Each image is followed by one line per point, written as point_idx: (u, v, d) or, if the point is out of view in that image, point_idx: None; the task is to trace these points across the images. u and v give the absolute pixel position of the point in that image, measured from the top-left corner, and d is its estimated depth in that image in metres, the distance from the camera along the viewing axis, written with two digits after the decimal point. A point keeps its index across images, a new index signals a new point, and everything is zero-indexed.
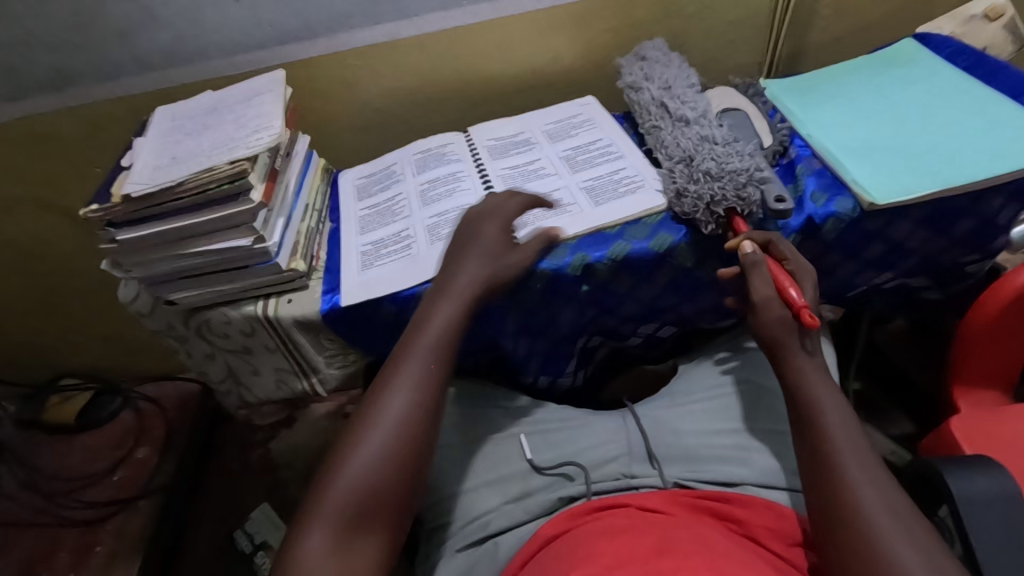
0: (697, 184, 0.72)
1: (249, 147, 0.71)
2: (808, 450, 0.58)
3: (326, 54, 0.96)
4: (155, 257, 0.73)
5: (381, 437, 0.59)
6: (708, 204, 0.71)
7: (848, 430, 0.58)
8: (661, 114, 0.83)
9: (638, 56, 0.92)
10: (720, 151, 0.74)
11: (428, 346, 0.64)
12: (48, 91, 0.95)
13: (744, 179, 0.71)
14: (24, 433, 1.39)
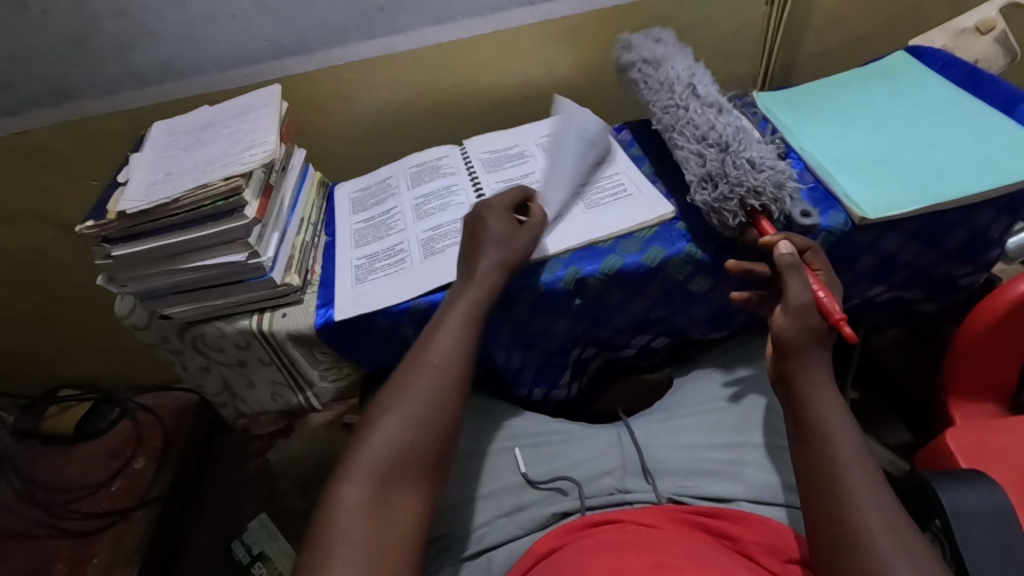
0: (740, 171, 0.70)
1: (243, 163, 0.71)
2: (809, 461, 0.57)
3: (322, 68, 0.97)
4: (151, 272, 0.74)
5: (387, 450, 0.58)
6: (744, 195, 0.69)
7: (850, 441, 0.56)
8: (686, 94, 0.79)
9: (654, 37, 0.89)
10: (751, 146, 0.72)
11: (436, 355, 0.64)
12: (45, 106, 0.96)
13: (779, 179, 0.70)
14: (23, 443, 1.40)
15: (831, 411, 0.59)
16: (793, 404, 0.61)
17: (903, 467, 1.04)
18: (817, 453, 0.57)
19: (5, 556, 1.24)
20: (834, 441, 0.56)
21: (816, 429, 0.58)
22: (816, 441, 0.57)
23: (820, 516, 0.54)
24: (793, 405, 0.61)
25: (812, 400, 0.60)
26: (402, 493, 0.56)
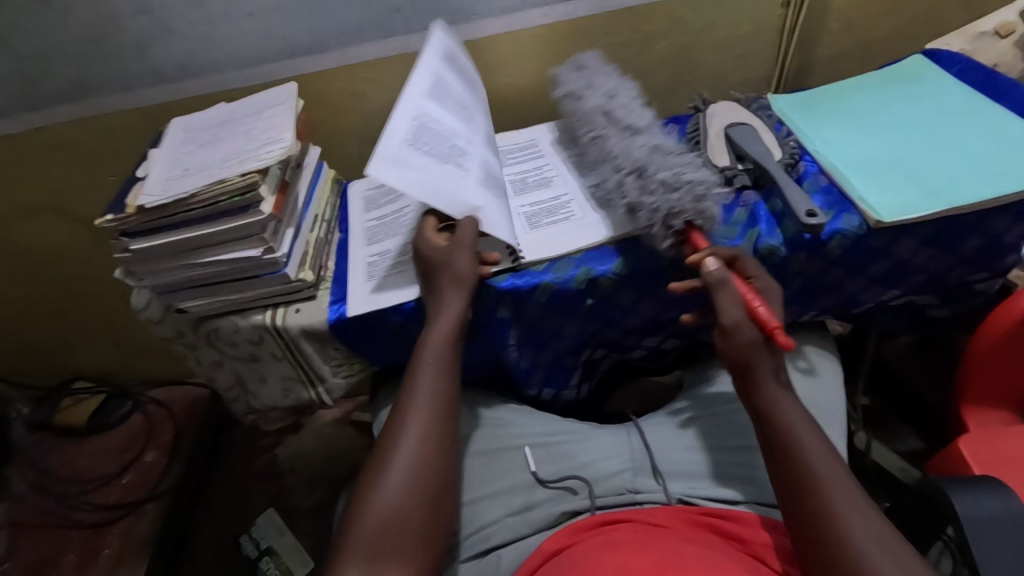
0: (653, 196, 0.70)
1: (260, 160, 0.72)
2: (785, 480, 0.57)
3: (337, 67, 0.97)
4: (167, 266, 0.75)
5: (396, 483, 0.59)
6: (664, 218, 0.70)
7: (823, 455, 0.57)
8: (607, 123, 0.80)
9: (577, 66, 0.89)
10: (670, 160, 0.72)
11: (418, 404, 0.65)
12: (65, 101, 0.98)
13: (699, 194, 0.70)
14: (36, 435, 1.41)
15: (800, 427, 0.59)
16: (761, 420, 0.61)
17: (915, 475, 1.03)
18: (793, 471, 0.57)
19: (18, 545, 1.26)
20: (809, 458, 0.57)
21: (790, 446, 0.58)
22: (790, 460, 0.57)
23: (804, 533, 0.54)
24: (763, 423, 0.61)
25: (781, 418, 0.60)
26: (399, 553, 0.56)
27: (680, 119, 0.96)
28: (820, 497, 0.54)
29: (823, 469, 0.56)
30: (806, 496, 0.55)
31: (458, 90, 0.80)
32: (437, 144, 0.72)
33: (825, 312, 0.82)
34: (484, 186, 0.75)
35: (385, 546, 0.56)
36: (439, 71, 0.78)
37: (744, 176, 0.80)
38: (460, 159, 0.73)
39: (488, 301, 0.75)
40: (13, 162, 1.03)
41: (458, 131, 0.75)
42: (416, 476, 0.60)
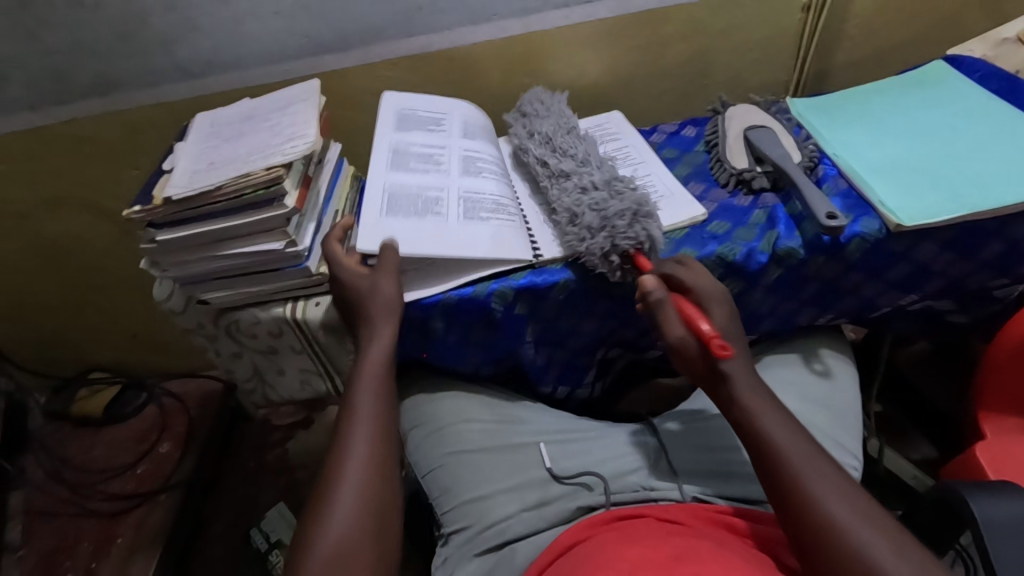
0: (585, 242, 0.72)
1: (284, 155, 0.73)
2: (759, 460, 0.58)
3: (359, 65, 0.99)
4: (191, 258, 0.76)
5: (341, 518, 0.58)
6: (600, 257, 0.72)
7: (785, 428, 0.59)
8: (546, 170, 0.83)
9: (520, 111, 0.94)
10: (600, 195, 0.75)
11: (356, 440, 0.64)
12: (93, 95, 0.99)
13: (624, 216, 0.71)
14: (53, 424, 1.43)
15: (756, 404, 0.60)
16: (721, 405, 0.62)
17: (928, 483, 1.02)
18: (762, 449, 0.58)
19: (34, 533, 1.27)
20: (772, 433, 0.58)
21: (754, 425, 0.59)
22: (754, 438, 0.59)
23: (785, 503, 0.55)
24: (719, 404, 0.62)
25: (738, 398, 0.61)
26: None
27: (698, 121, 0.96)
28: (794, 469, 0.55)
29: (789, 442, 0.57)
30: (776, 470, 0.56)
31: (423, 148, 0.86)
32: (413, 202, 0.78)
33: (842, 315, 0.82)
34: (470, 217, 0.77)
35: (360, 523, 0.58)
36: (399, 142, 0.86)
37: (763, 179, 0.81)
38: (434, 207, 0.78)
39: (507, 298, 0.76)
40: (39, 155, 1.05)
41: (428, 184, 0.81)
42: (378, 458, 0.63)
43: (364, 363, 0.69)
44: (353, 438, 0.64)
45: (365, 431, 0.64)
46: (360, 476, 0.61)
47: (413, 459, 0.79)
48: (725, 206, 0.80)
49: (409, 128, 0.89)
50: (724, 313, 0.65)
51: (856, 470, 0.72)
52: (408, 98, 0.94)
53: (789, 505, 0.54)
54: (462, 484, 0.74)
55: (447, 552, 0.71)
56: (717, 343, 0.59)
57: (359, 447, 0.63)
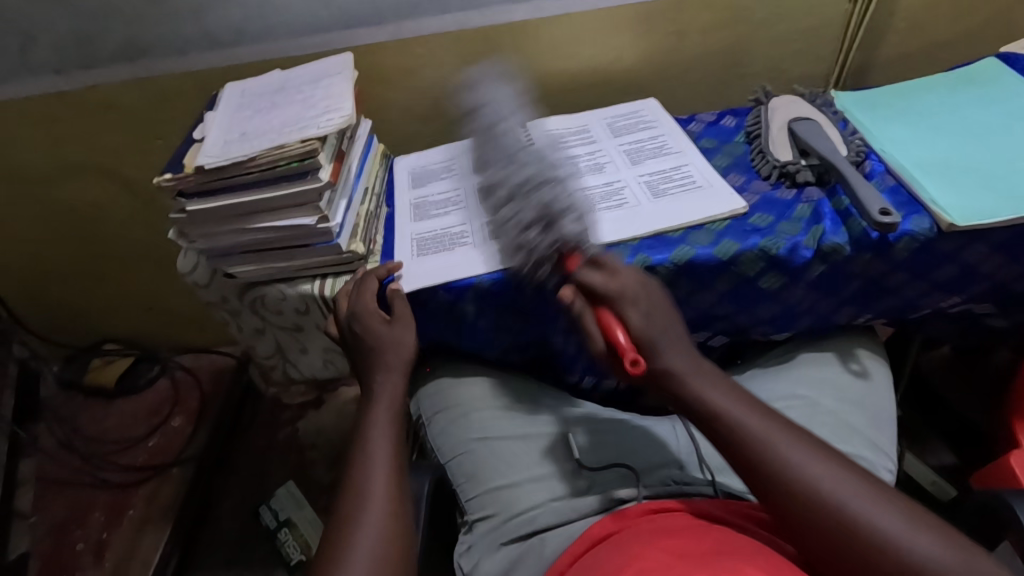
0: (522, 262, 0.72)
1: (319, 127, 0.71)
2: (739, 459, 0.53)
3: (392, 40, 0.96)
4: (221, 230, 0.74)
5: (370, 549, 0.53)
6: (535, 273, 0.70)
7: (754, 416, 0.55)
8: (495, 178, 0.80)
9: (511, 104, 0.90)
10: (523, 200, 0.71)
11: (371, 472, 0.59)
12: (120, 61, 0.97)
13: (540, 223, 0.68)
14: (67, 394, 1.43)
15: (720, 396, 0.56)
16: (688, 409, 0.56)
17: (948, 491, 1.02)
18: (741, 448, 0.53)
19: (45, 500, 1.27)
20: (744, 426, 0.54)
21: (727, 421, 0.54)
22: (726, 433, 0.54)
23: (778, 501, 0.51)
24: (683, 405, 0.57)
25: (702, 394, 0.56)
26: None
27: (738, 112, 0.94)
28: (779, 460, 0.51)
29: (766, 430, 0.53)
30: (762, 466, 0.52)
31: (440, 193, 0.88)
32: (440, 243, 0.80)
33: (879, 315, 0.80)
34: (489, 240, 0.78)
35: (394, 509, 0.56)
36: (416, 195, 0.89)
37: (808, 172, 0.79)
38: (460, 239, 0.80)
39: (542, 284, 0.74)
40: (62, 119, 1.03)
41: (450, 222, 0.83)
42: (398, 452, 0.62)
43: (377, 363, 0.68)
44: (372, 432, 0.62)
45: (383, 426, 0.63)
46: (386, 467, 0.59)
47: (437, 443, 0.79)
48: (767, 199, 0.78)
49: (423, 180, 0.91)
50: (655, 310, 0.61)
51: (891, 472, 0.70)
52: (417, 156, 0.96)
53: (782, 499, 0.50)
54: (488, 471, 0.74)
55: (472, 539, 0.71)
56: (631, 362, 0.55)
57: (380, 439, 0.62)
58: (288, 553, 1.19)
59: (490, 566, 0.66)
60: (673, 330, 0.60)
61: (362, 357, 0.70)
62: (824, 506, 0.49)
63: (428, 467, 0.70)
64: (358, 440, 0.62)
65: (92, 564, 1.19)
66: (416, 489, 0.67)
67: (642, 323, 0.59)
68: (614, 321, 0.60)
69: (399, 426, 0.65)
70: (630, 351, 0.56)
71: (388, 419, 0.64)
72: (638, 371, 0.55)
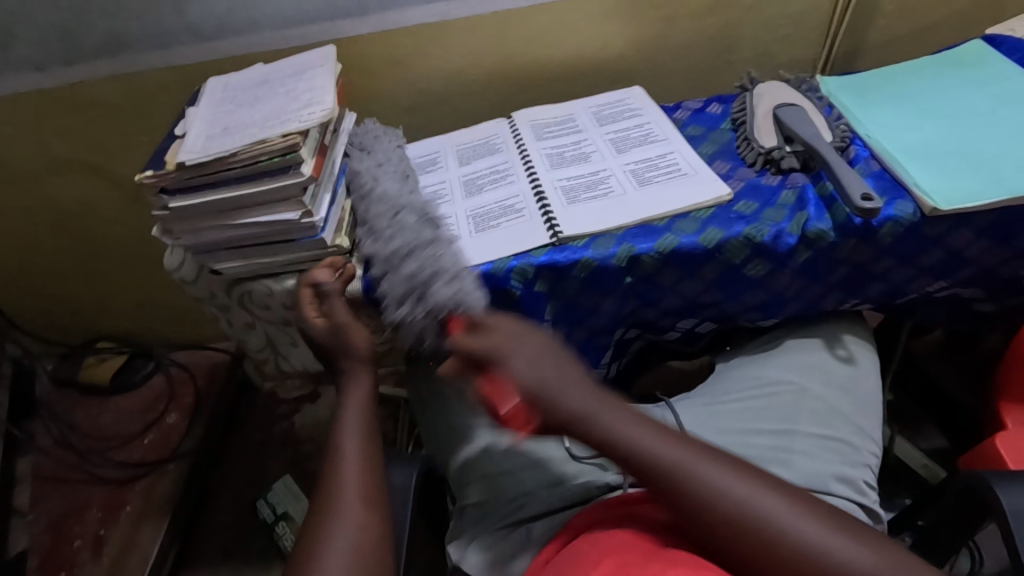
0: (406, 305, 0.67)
1: (301, 122, 0.71)
2: (663, 498, 0.52)
3: (376, 32, 0.96)
4: (205, 226, 0.74)
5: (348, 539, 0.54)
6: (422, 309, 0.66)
7: (678, 445, 0.53)
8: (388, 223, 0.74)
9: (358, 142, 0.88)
10: (395, 271, 0.70)
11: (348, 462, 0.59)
12: (102, 56, 0.96)
13: (410, 296, 0.67)
14: (61, 391, 1.42)
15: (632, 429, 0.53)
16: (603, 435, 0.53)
17: (938, 473, 1.02)
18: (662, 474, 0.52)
19: (42, 498, 1.27)
20: (658, 454, 0.52)
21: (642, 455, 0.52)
22: (649, 468, 0.52)
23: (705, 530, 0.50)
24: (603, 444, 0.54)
25: (610, 427, 0.54)
26: None
27: (724, 98, 0.93)
28: (702, 490, 0.50)
29: (686, 457, 0.52)
30: (689, 500, 0.51)
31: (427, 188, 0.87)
32: None
33: (865, 301, 0.81)
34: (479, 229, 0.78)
35: (371, 509, 0.57)
36: None
37: (792, 159, 0.79)
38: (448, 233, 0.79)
39: (527, 275, 0.74)
40: (47, 115, 1.03)
41: None
42: (369, 442, 0.62)
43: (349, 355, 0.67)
44: (345, 425, 0.62)
45: (354, 420, 0.63)
46: (356, 466, 0.59)
47: (432, 429, 0.79)
48: (752, 185, 0.78)
49: None
50: (538, 358, 0.56)
51: (876, 457, 0.72)
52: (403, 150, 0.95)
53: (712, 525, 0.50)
54: (480, 459, 0.74)
55: (463, 525, 0.71)
56: (517, 423, 0.60)
57: (350, 435, 0.61)
58: (285, 546, 1.20)
59: (481, 552, 0.67)
60: (567, 372, 0.56)
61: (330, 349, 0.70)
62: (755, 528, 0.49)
63: (418, 458, 0.70)
64: (330, 437, 0.62)
65: (91, 560, 1.19)
66: (404, 481, 0.67)
67: (521, 378, 0.55)
68: (492, 387, 0.59)
69: (369, 421, 0.64)
70: (515, 420, 0.59)
71: (358, 414, 0.64)
72: (525, 434, 0.60)
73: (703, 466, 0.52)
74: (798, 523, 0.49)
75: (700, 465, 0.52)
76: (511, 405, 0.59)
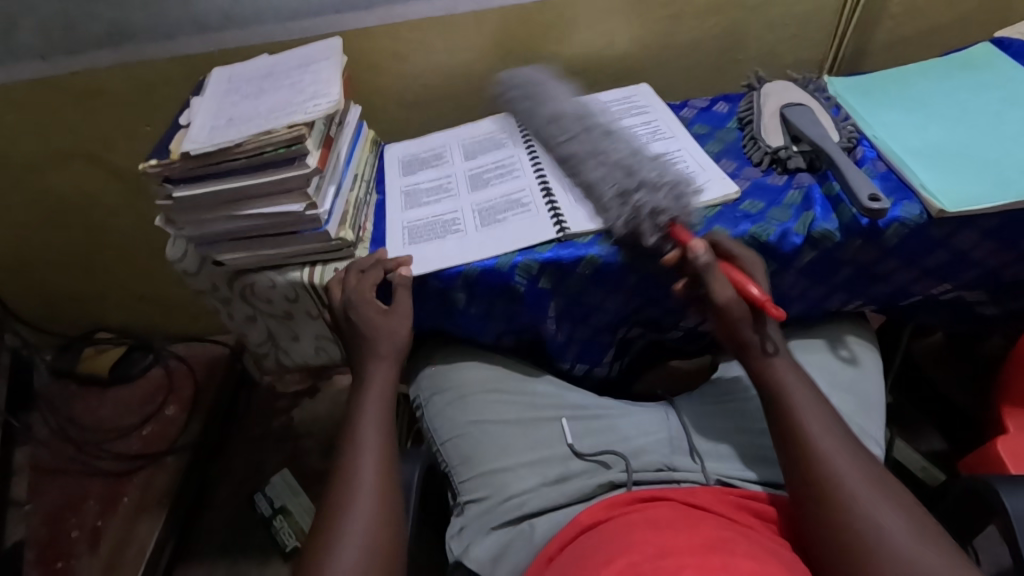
0: (636, 196, 0.71)
1: (307, 113, 0.70)
2: (782, 452, 0.60)
3: (382, 25, 0.95)
4: (208, 217, 0.74)
5: (361, 531, 0.56)
6: (648, 214, 0.70)
7: (820, 415, 0.60)
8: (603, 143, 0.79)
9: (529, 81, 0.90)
10: (619, 171, 0.74)
11: (363, 458, 0.62)
12: (105, 46, 0.96)
13: (638, 189, 0.71)
14: (60, 382, 1.42)
15: (801, 399, 0.61)
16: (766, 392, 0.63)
17: (937, 476, 1.02)
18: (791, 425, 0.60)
19: (40, 489, 1.27)
20: (803, 418, 0.60)
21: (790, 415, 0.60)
22: (783, 412, 0.61)
23: (799, 489, 0.57)
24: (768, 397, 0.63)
25: (786, 383, 0.63)
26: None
27: (731, 97, 0.93)
28: (815, 457, 0.57)
29: (814, 425, 0.59)
30: (806, 457, 0.58)
31: (431, 181, 0.87)
32: (432, 230, 0.79)
33: (868, 302, 0.81)
34: (484, 224, 0.78)
35: (386, 506, 0.58)
36: (407, 184, 0.88)
37: (799, 158, 0.78)
38: (453, 227, 0.79)
39: (531, 271, 0.74)
40: (49, 104, 1.02)
41: (441, 210, 0.81)
42: (384, 438, 0.64)
43: (369, 353, 0.70)
44: (360, 423, 0.65)
45: (373, 418, 0.65)
46: (374, 462, 0.61)
47: (433, 425, 0.79)
48: (758, 184, 0.78)
49: (414, 170, 0.90)
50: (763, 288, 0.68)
51: (880, 458, 0.71)
52: (408, 144, 0.95)
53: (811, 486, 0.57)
54: (482, 454, 0.74)
55: (463, 522, 0.71)
56: (775, 307, 0.62)
57: (370, 434, 0.64)
58: (283, 540, 1.20)
59: (481, 549, 0.67)
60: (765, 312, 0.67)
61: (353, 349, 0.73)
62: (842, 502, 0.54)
63: (420, 454, 0.69)
64: (348, 436, 0.64)
65: (89, 551, 1.19)
66: (407, 476, 0.67)
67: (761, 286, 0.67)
68: (740, 278, 0.66)
69: (388, 418, 0.67)
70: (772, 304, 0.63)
71: (378, 413, 0.66)
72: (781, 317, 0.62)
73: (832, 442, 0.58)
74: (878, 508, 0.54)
75: (827, 441, 0.58)
76: (759, 291, 0.65)
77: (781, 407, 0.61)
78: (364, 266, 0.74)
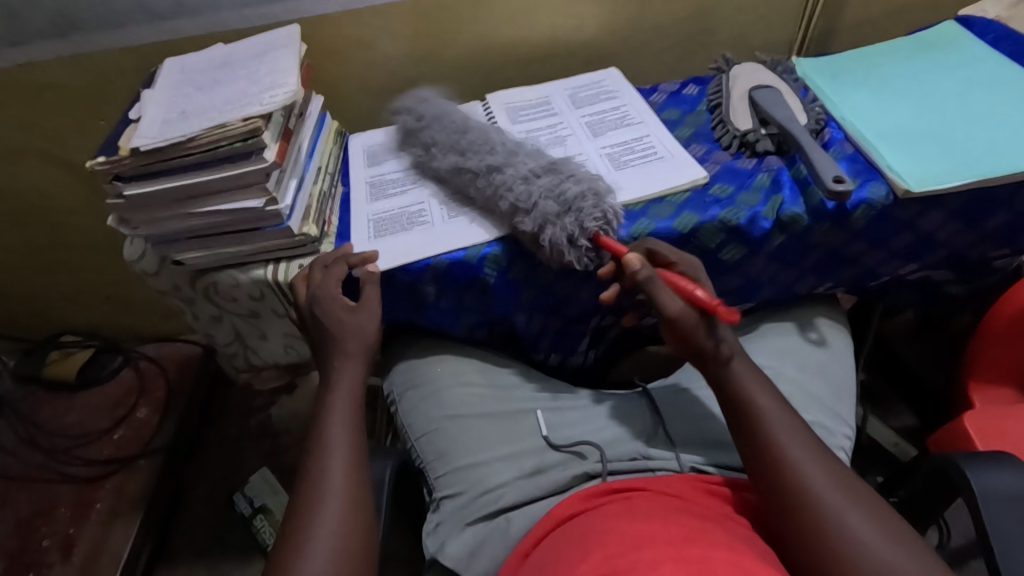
0: (512, 184, 0.71)
1: (263, 105, 0.68)
2: (752, 467, 0.57)
3: (342, 12, 0.92)
4: (165, 216, 0.71)
5: (330, 531, 0.55)
6: (544, 214, 0.69)
7: (784, 416, 0.58)
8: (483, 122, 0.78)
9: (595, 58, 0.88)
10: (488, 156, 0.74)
11: (333, 459, 0.60)
12: (51, 36, 0.91)
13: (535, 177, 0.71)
14: (25, 388, 1.37)
15: (779, 423, 0.57)
16: (744, 412, 0.59)
17: (908, 451, 1.04)
18: (750, 422, 0.58)
19: (8, 499, 1.23)
20: (770, 431, 0.57)
21: (767, 452, 0.56)
22: (748, 413, 0.59)
23: (766, 494, 0.55)
24: (742, 422, 0.59)
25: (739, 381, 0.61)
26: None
27: (701, 80, 0.92)
28: (779, 464, 0.55)
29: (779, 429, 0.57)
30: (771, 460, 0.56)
31: (398, 172, 0.85)
32: (400, 222, 0.77)
33: (840, 283, 0.81)
34: (454, 213, 0.76)
35: (354, 507, 0.57)
36: (373, 176, 0.85)
37: (768, 141, 0.78)
38: (421, 219, 0.77)
39: (501, 262, 0.73)
40: None
41: (408, 202, 0.80)
42: (354, 436, 0.63)
43: (337, 351, 0.69)
44: (329, 423, 0.63)
45: (342, 417, 0.64)
46: (345, 462, 0.60)
47: (407, 421, 0.78)
48: (728, 168, 0.77)
49: (380, 161, 0.87)
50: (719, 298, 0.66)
51: (849, 440, 0.72)
52: (374, 134, 0.93)
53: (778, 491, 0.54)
54: (456, 449, 0.73)
55: (439, 518, 0.70)
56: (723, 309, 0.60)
57: (339, 432, 0.63)
58: (263, 540, 1.18)
59: (456, 545, 0.66)
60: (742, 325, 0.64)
61: (319, 346, 0.71)
62: (803, 504, 0.53)
63: (394, 451, 0.68)
64: (316, 436, 0.63)
65: (61, 560, 1.16)
66: (379, 476, 0.65)
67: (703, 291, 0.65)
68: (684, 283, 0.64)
69: (358, 415, 0.65)
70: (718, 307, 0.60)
71: (345, 412, 0.65)
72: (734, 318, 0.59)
73: (809, 465, 0.54)
74: (845, 513, 0.51)
75: (792, 444, 0.56)
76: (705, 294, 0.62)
77: (744, 406, 0.59)
78: (330, 263, 0.72)
